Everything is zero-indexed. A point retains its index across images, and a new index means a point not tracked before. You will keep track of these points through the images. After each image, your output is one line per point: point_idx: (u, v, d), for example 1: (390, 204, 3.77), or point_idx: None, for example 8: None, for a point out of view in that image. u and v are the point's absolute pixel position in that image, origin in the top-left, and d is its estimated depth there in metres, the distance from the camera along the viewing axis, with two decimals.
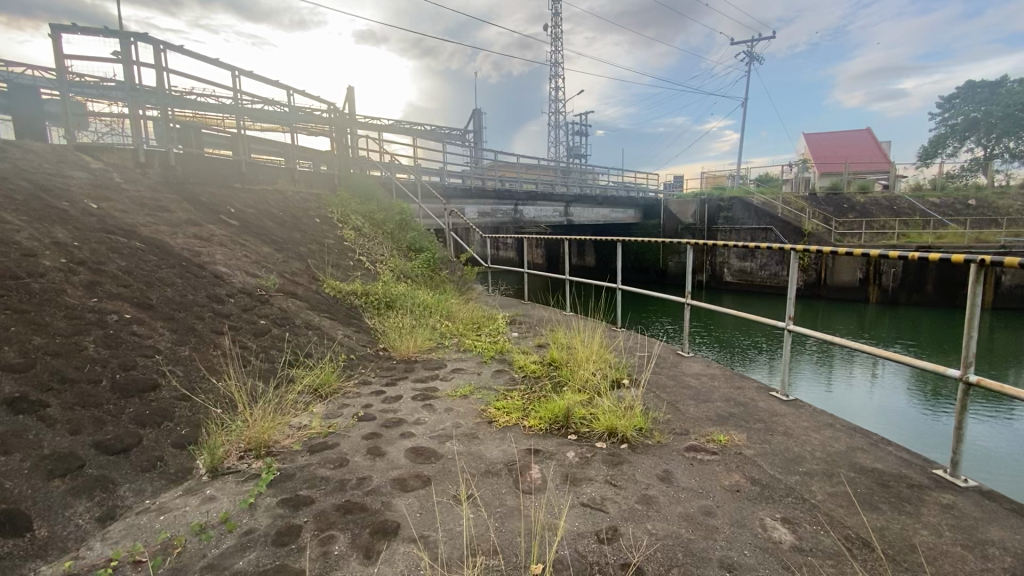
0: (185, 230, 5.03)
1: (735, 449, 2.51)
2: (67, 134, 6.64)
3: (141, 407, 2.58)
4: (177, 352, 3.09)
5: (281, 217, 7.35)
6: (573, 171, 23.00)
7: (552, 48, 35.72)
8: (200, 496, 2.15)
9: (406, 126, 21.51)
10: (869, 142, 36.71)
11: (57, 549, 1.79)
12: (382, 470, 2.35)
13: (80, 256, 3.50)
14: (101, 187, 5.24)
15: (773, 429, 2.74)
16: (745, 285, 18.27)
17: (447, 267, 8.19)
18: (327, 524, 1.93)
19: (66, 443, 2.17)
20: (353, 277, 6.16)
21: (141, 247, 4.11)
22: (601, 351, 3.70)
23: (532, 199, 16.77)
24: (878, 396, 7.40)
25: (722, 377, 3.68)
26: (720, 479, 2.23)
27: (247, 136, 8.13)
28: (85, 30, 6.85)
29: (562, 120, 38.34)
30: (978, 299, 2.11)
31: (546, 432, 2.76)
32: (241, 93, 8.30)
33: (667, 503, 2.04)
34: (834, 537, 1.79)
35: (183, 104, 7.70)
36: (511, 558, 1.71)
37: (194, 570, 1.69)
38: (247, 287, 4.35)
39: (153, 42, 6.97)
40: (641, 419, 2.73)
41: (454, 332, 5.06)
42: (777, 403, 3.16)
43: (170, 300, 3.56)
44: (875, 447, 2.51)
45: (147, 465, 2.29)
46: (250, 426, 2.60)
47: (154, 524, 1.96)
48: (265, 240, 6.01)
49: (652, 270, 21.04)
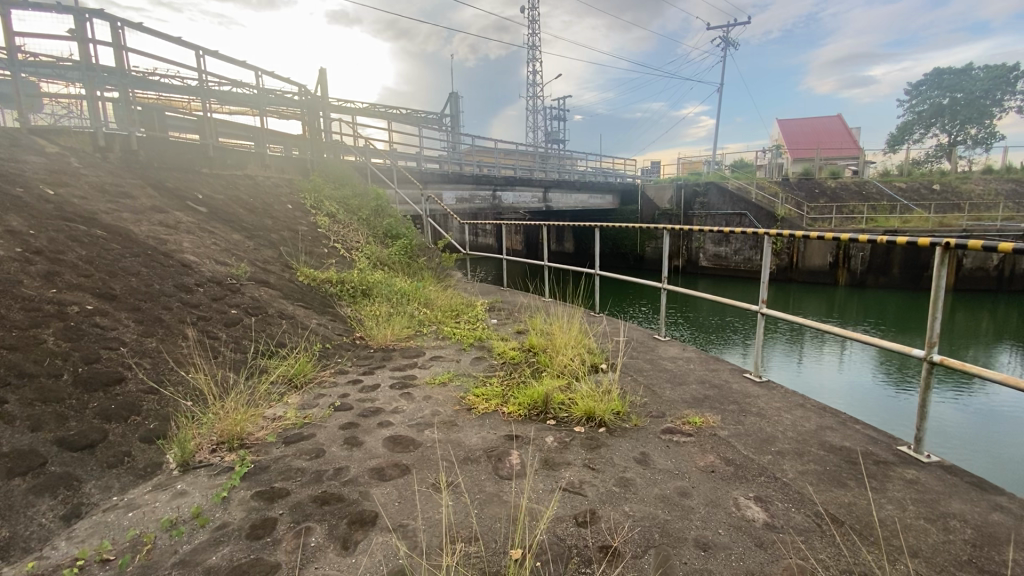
0: (150, 217, 4.85)
1: (709, 430, 2.55)
2: (21, 116, 6.27)
3: (106, 401, 2.48)
4: (144, 343, 2.99)
5: (252, 203, 7.15)
6: (551, 157, 22.90)
7: (529, 32, 35.43)
8: (171, 491, 2.10)
9: (381, 110, 21.06)
10: (840, 127, 37.59)
11: (19, 550, 1.73)
12: (360, 460, 2.32)
13: (37, 245, 3.34)
14: (58, 173, 4.99)
15: (746, 410, 2.80)
16: (720, 270, 18.59)
17: (425, 254, 8.05)
18: (303, 515, 1.90)
19: (26, 441, 2.08)
20: (327, 265, 6.02)
21: (104, 235, 3.94)
22: (579, 337, 3.72)
23: (511, 184, 16.61)
24: (847, 375, 7.66)
25: (697, 360, 3.74)
26: (696, 459, 2.27)
27: (214, 119, 7.81)
28: (36, 4, 6.44)
29: (539, 105, 38.15)
30: (943, 282, 2.15)
31: (525, 418, 2.77)
32: (206, 74, 7.94)
33: (643, 485, 2.07)
34: (804, 514, 1.84)
35: (145, 84, 7.34)
36: (490, 544, 1.72)
37: (165, 567, 1.65)
38: (216, 276, 4.21)
39: (110, 18, 6.61)
40: (618, 402, 2.76)
41: (432, 319, 5.01)
42: (750, 384, 3.22)
43: (135, 290, 3.42)
44: (845, 425, 2.58)
45: (114, 460, 2.21)
46: (222, 418, 2.53)
47: (122, 521, 1.90)
48: (236, 227, 5.83)
49: (630, 256, 21.25)
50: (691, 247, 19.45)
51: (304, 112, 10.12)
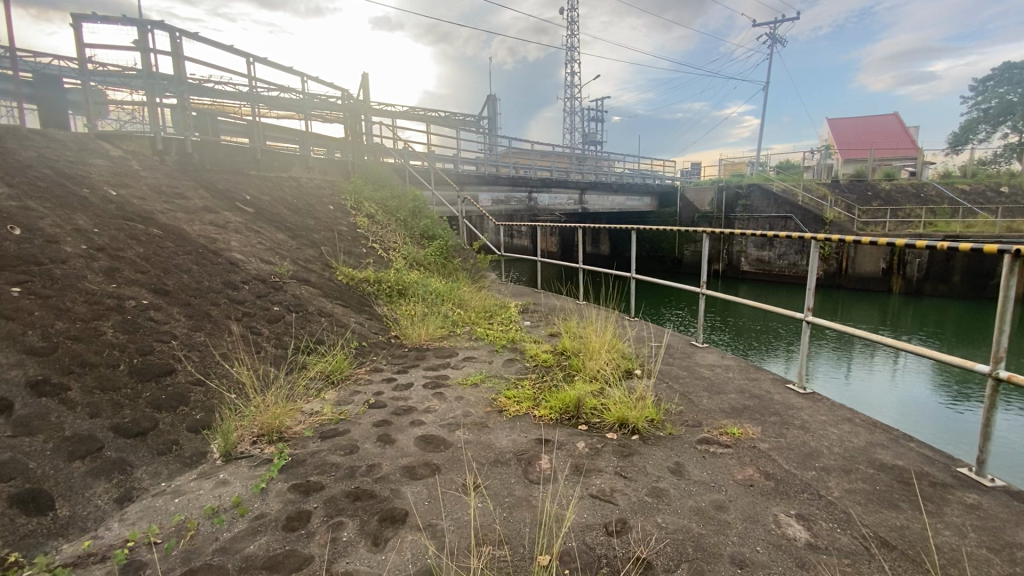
0: (202, 217, 5.09)
1: (749, 442, 2.46)
2: (90, 123, 6.70)
3: (157, 391, 2.61)
4: (193, 337, 3.13)
5: (296, 204, 7.40)
6: (588, 158, 22.71)
7: (568, 32, 35.53)
8: (213, 480, 2.18)
9: (421, 113, 21.40)
10: (896, 126, 35.65)
11: (78, 528, 1.83)
12: (392, 458, 2.35)
13: (101, 243, 3.55)
14: (120, 175, 5.31)
15: (789, 422, 2.68)
16: (763, 275, 17.95)
17: (460, 256, 8.11)
18: (336, 510, 1.94)
19: (85, 426, 2.21)
20: (365, 264, 6.16)
21: (160, 234, 4.17)
22: (613, 341, 3.66)
23: (546, 186, 16.60)
24: (899, 388, 7.27)
25: (736, 368, 3.61)
26: (733, 472, 2.19)
27: (262, 123, 8.13)
28: (104, 18, 6.87)
29: (576, 106, 38.19)
30: (1011, 292, 1.98)
31: (556, 422, 2.74)
32: (256, 80, 8.28)
33: (678, 496, 2.00)
34: (851, 536, 1.74)
35: (200, 90, 7.71)
36: (518, 548, 1.71)
37: (207, 553, 1.71)
38: (261, 274, 4.37)
39: (170, 30, 6.98)
40: (653, 410, 2.70)
41: (466, 320, 5.05)
42: (793, 396, 3.08)
43: (187, 286, 3.60)
44: (897, 443, 2.43)
45: (163, 448, 2.32)
46: (262, 411, 2.62)
47: (169, 506, 1.99)
48: (280, 227, 6.05)
49: (668, 260, 20.82)
50: (732, 251, 18.88)
51: (347, 115, 10.40)
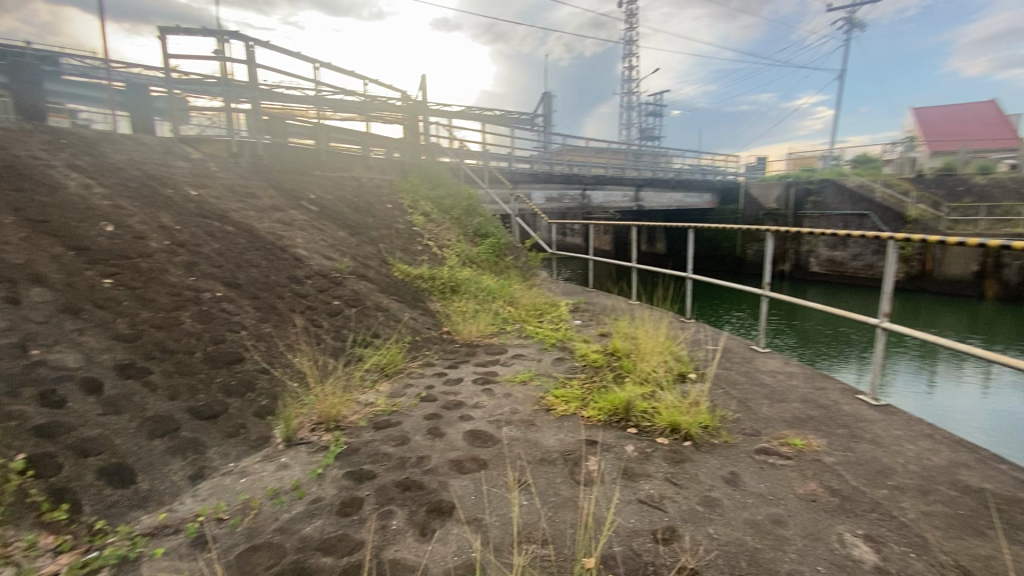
0: (270, 215, 5.40)
1: (812, 454, 2.31)
2: (174, 128, 7.29)
3: (228, 377, 2.80)
4: (260, 328, 3.33)
5: (356, 203, 7.70)
6: (645, 154, 22.16)
7: (627, 26, 34.81)
8: (276, 463, 2.32)
9: (477, 112, 21.67)
10: (994, 115, 32.30)
11: (156, 501, 2.00)
12: (441, 451, 2.40)
13: (182, 239, 3.86)
14: (200, 176, 5.73)
15: (859, 436, 2.50)
16: (834, 277, 16.77)
17: (513, 254, 8.15)
18: (387, 499, 2.01)
19: (165, 407, 2.41)
20: (420, 261, 6.33)
21: (233, 230, 4.47)
22: (667, 343, 3.55)
23: (601, 183, 16.34)
24: (991, 403, 6.59)
25: (801, 376, 3.40)
26: (793, 485, 2.06)
27: (326, 125, 8.52)
28: (187, 31, 7.44)
29: (633, 101, 37.36)
30: None
31: (604, 424, 2.69)
32: (321, 84, 8.68)
33: (731, 507, 1.92)
34: (925, 563, 1.59)
35: (271, 96, 8.19)
36: (562, 548, 1.70)
37: (268, 531, 1.82)
38: (323, 269, 4.59)
39: (244, 39, 7.45)
40: (707, 416, 2.59)
41: (516, 318, 5.07)
42: (864, 407, 2.86)
43: (256, 280, 3.84)
44: (984, 464, 2.21)
45: (232, 431, 2.49)
46: (321, 400, 2.75)
47: (236, 485, 2.13)
48: (341, 225, 6.32)
49: (729, 259, 19.95)
50: (800, 251, 17.86)
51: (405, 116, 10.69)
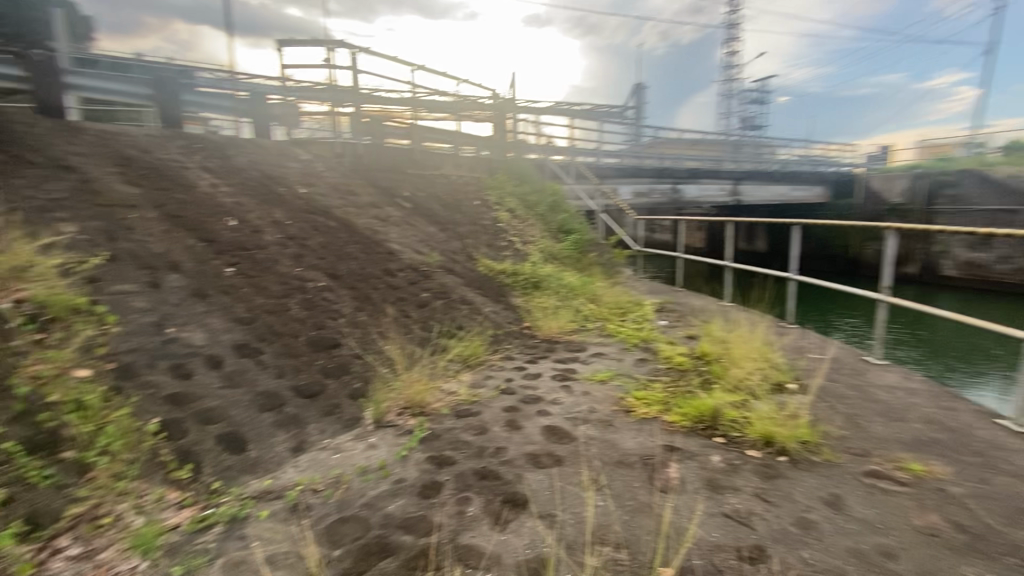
0: (367, 211, 5.78)
1: (935, 483, 2.03)
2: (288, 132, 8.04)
3: (327, 360, 3.05)
4: (356, 316, 3.57)
5: (445, 199, 7.99)
6: (745, 146, 20.70)
7: (728, 9, 32.67)
8: (365, 443, 2.48)
9: (565, 108, 21.54)
10: None
11: (263, 468, 2.22)
12: (518, 444, 2.42)
13: (291, 233, 4.25)
14: (308, 175, 6.27)
15: (996, 467, 2.15)
16: (974, 282, 14.54)
17: (597, 251, 8.01)
18: (464, 485, 2.07)
19: (274, 385, 2.67)
20: (504, 257, 6.43)
21: (335, 225, 4.84)
22: (762, 349, 3.30)
23: (694, 177, 15.53)
24: None
25: (923, 393, 3.00)
26: (909, 515, 1.82)
27: (419, 125, 8.93)
28: (301, 43, 8.16)
29: (733, 90, 35.02)
30: None
31: (688, 430, 2.56)
32: (417, 86, 9.11)
33: (831, 532, 1.74)
34: None
35: (371, 99, 8.75)
36: (637, 555, 1.64)
37: (356, 505, 1.96)
38: (413, 263, 4.83)
39: (349, 47, 8.02)
40: (806, 431, 2.37)
41: (598, 315, 4.98)
42: (1005, 434, 2.46)
43: (354, 271, 4.13)
44: None
45: (328, 410, 2.70)
46: (407, 387, 2.89)
47: (330, 460, 2.31)
48: (430, 221, 6.59)
49: (840, 260, 18.07)
50: (930, 251, 15.72)
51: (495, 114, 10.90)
